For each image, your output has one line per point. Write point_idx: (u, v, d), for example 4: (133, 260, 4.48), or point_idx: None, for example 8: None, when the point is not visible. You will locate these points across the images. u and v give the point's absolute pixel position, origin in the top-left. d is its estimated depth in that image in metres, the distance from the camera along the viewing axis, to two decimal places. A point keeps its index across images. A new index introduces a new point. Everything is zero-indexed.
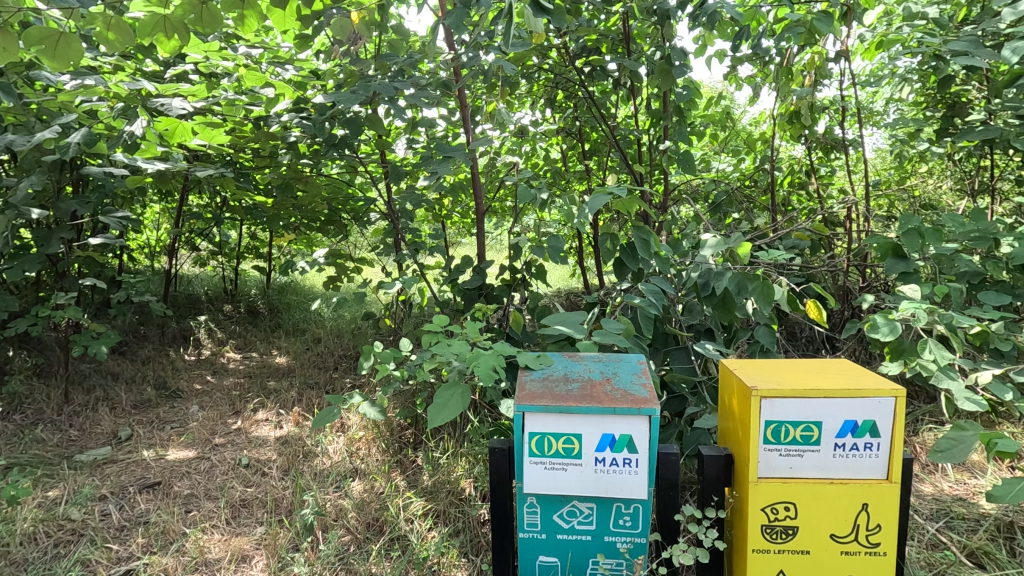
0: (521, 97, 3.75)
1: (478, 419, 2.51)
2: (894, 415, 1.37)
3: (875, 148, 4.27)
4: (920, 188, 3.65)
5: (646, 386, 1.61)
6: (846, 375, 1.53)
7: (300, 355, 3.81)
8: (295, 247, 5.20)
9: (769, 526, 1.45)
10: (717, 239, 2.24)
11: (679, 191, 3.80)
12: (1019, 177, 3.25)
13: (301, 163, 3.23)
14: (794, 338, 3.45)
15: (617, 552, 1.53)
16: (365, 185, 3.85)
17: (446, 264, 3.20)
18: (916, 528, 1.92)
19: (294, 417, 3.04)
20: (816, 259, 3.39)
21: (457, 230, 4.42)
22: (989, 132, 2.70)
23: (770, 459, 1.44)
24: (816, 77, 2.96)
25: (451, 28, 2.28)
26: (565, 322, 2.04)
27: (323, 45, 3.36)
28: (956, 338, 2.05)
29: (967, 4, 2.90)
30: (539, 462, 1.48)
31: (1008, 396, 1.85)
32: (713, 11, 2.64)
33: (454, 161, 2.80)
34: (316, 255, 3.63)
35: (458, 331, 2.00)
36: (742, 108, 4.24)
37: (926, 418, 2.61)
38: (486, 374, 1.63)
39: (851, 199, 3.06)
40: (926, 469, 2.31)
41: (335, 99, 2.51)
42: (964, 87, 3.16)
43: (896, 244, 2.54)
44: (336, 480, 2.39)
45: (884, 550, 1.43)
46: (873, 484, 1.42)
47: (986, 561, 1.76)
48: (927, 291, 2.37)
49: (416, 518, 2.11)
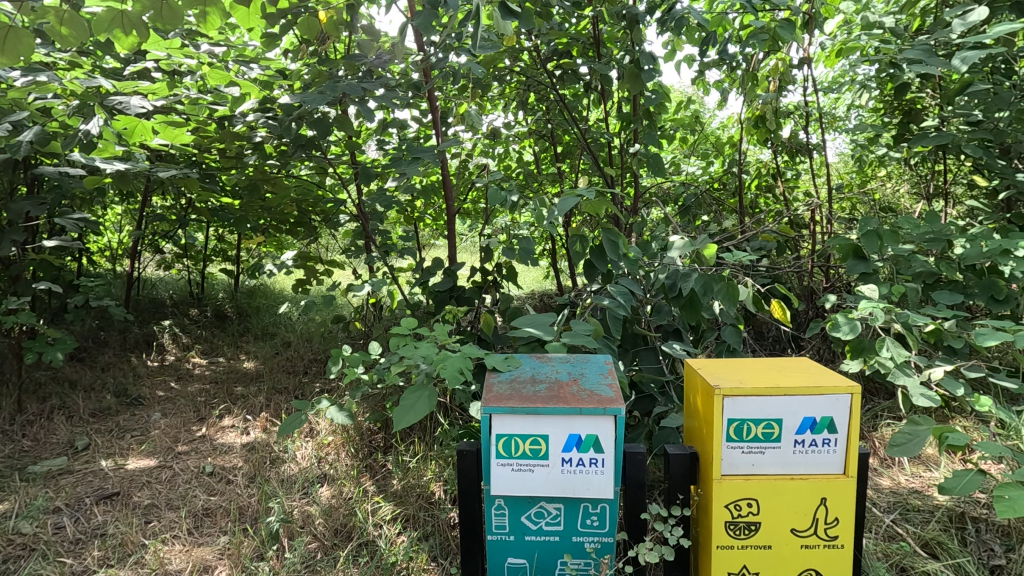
0: (493, 99, 3.76)
1: (449, 422, 2.49)
2: (850, 411, 1.42)
3: (838, 152, 4.38)
4: (879, 192, 3.78)
5: (612, 386, 1.63)
6: (805, 373, 1.58)
7: (270, 359, 3.73)
8: (265, 249, 5.12)
9: (733, 522, 1.48)
10: (684, 240, 2.27)
11: (649, 193, 3.85)
12: (970, 181, 3.37)
13: (268, 163, 3.18)
14: (762, 338, 3.51)
15: (584, 552, 1.54)
16: (336, 187, 3.79)
17: (417, 265, 3.17)
18: (874, 520, 1.97)
19: (261, 423, 2.97)
20: (783, 260, 3.46)
21: (431, 232, 4.40)
22: (942, 138, 2.79)
23: (733, 457, 1.47)
24: (780, 82, 3.04)
25: (420, 30, 2.23)
26: (534, 324, 2.05)
27: (292, 45, 3.31)
28: (912, 337, 2.12)
29: (922, 14, 3.02)
30: (506, 464, 1.48)
31: (959, 392, 1.95)
32: (681, 17, 2.69)
33: (423, 162, 2.77)
34: (285, 257, 3.57)
35: (427, 334, 1.99)
36: (711, 112, 4.33)
37: (885, 414, 2.69)
38: (452, 375, 1.63)
39: (815, 202, 3.14)
40: (885, 463, 2.38)
41: (303, 99, 2.46)
42: (919, 93, 3.28)
43: (856, 245, 2.62)
44: (303, 486, 2.35)
45: (842, 543, 1.48)
46: (831, 479, 1.45)
47: (939, 551, 1.82)
48: (885, 291, 2.46)
49: (385, 523, 2.08)
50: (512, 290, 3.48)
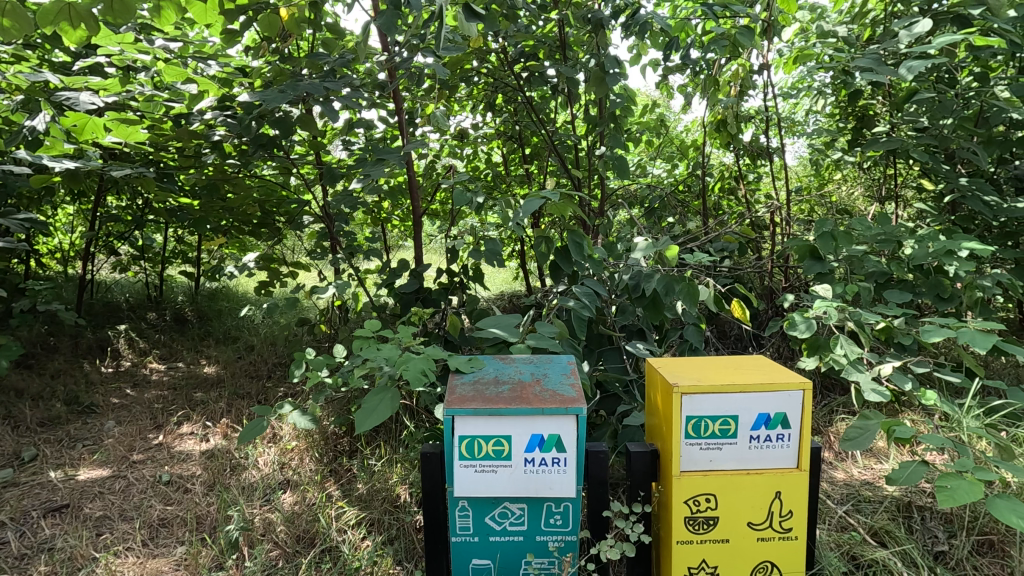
0: (461, 100, 3.76)
1: (415, 425, 2.47)
2: (802, 406, 1.47)
3: (797, 156, 4.50)
4: (836, 195, 3.91)
5: (574, 386, 1.64)
6: (760, 371, 1.62)
7: (231, 363, 3.64)
8: (227, 251, 4.99)
9: (692, 517, 1.51)
10: (647, 241, 2.32)
11: (616, 196, 3.91)
12: (919, 185, 3.53)
13: (228, 163, 3.12)
14: (725, 336, 3.59)
15: (547, 551, 1.55)
16: (301, 188, 3.72)
17: (384, 266, 3.13)
18: (827, 512, 2.04)
19: (222, 430, 2.89)
20: (745, 260, 3.55)
21: (398, 233, 4.36)
22: (892, 143, 2.90)
23: (691, 453, 1.50)
24: (741, 87, 3.11)
25: (383, 29, 2.21)
26: (499, 325, 2.06)
27: (253, 43, 3.24)
28: (864, 334, 2.20)
29: (872, 24, 3.13)
30: (469, 466, 1.48)
31: (908, 386, 2.04)
32: (645, 22, 2.74)
33: (388, 164, 2.74)
34: (247, 259, 3.50)
35: (391, 337, 1.97)
36: (676, 116, 4.40)
37: (840, 410, 2.79)
38: (415, 377, 1.62)
39: (774, 204, 3.24)
40: (839, 457, 2.46)
41: (262, 98, 2.40)
42: (871, 100, 3.41)
43: (812, 246, 2.72)
44: (264, 493, 2.30)
45: (795, 535, 1.53)
46: (785, 472, 1.50)
47: (887, 540, 1.89)
48: (840, 290, 2.55)
49: (349, 529, 2.05)
50: (480, 291, 3.47)
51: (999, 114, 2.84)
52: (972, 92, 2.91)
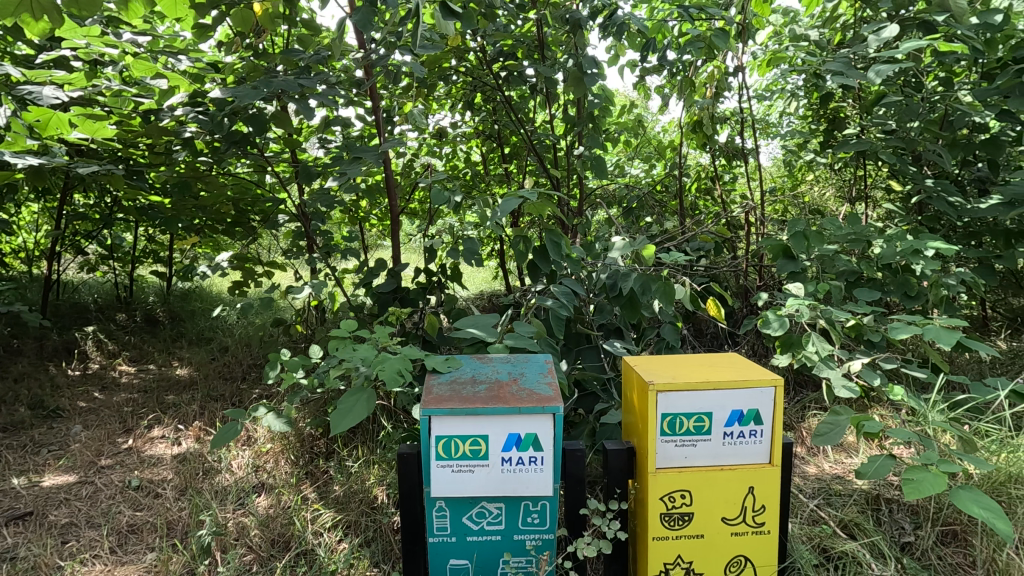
0: (440, 99, 3.74)
1: (392, 425, 2.45)
2: (773, 403, 1.50)
3: (771, 157, 4.57)
4: (808, 195, 3.99)
5: (551, 385, 1.65)
6: (734, 368, 1.65)
7: (204, 365, 3.57)
8: (200, 251, 4.89)
9: (667, 514, 1.53)
10: (624, 241, 2.33)
11: (595, 195, 3.93)
12: (888, 186, 3.62)
13: (200, 160, 3.06)
14: (701, 334, 3.62)
15: (525, 550, 1.55)
16: (276, 186, 3.67)
17: (361, 266, 3.10)
18: (799, 506, 2.08)
19: (194, 433, 2.83)
20: (720, 260, 3.60)
21: (377, 232, 4.32)
22: (862, 145, 2.97)
23: (667, 450, 1.52)
24: (717, 89, 3.15)
25: (358, 26, 2.19)
26: (477, 325, 2.06)
27: (226, 38, 3.17)
28: (835, 332, 2.25)
29: (843, 28, 3.20)
30: (446, 466, 1.48)
31: (877, 382, 2.09)
32: (622, 23, 2.76)
33: (365, 162, 2.71)
34: (220, 259, 3.43)
35: (367, 337, 1.95)
36: (654, 117, 4.45)
37: (812, 405, 2.84)
38: (391, 377, 1.61)
39: (750, 204, 3.29)
40: (811, 452, 2.52)
41: (234, 94, 2.35)
42: (842, 103, 3.48)
43: (786, 245, 2.77)
44: (238, 497, 2.25)
45: (768, 529, 1.56)
46: (758, 468, 1.53)
47: (857, 531, 1.94)
48: (812, 289, 2.61)
49: (325, 531, 2.03)
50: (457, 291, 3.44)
51: (963, 117, 2.93)
52: (937, 96, 3.00)
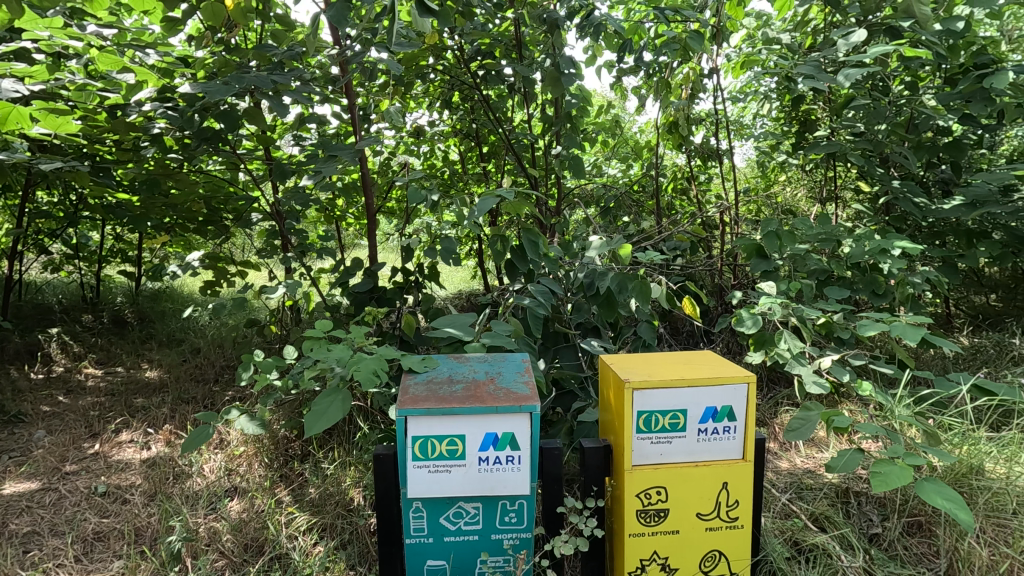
0: (417, 97, 3.72)
1: (369, 426, 2.43)
2: (746, 399, 1.52)
3: (745, 158, 4.63)
4: (781, 195, 4.07)
5: (528, 384, 1.65)
6: (708, 366, 1.67)
7: (175, 367, 3.48)
8: (170, 250, 4.77)
9: (643, 510, 1.54)
10: (601, 240, 2.35)
11: (573, 195, 3.95)
12: (857, 187, 3.71)
13: (169, 157, 2.98)
14: (677, 333, 3.67)
15: (502, 549, 1.55)
16: (249, 184, 3.60)
17: (336, 265, 3.06)
18: (772, 500, 2.12)
19: (164, 437, 2.76)
20: (696, 259, 3.65)
21: (353, 231, 4.27)
22: (832, 146, 3.04)
23: (642, 448, 1.53)
24: (692, 90, 3.19)
25: (333, 22, 2.15)
26: (454, 324, 2.05)
27: (196, 32, 3.10)
28: (806, 329, 2.30)
29: (813, 32, 3.27)
30: (422, 466, 1.47)
31: (846, 378, 2.14)
32: (599, 24, 2.77)
33: (340, 160, 2.67)
34: (191, 258, 3.35)
35: (343, 337, 1.93)
36: (631, 117, 4.48)
37: (784, 402, 2.90)
38: (367, 377, 1.59)
39: (724, 204, 3.34)
40: (783, 447, 2.57)
41: (205, 90, 2.29)
42: (813, 106, 3.54)
43: (759, 245, 2.82)
44: (210, 501, 2.21)
45: (741, 524, 1.58)
46: (732, 464, 1.55)
47: (826, 525, 1.98)
48: (784, 288, 2.66)
49: (300, 535, 2.00)
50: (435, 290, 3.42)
51: (928, 121, 3.02)
52: (903, 100, 3.08)
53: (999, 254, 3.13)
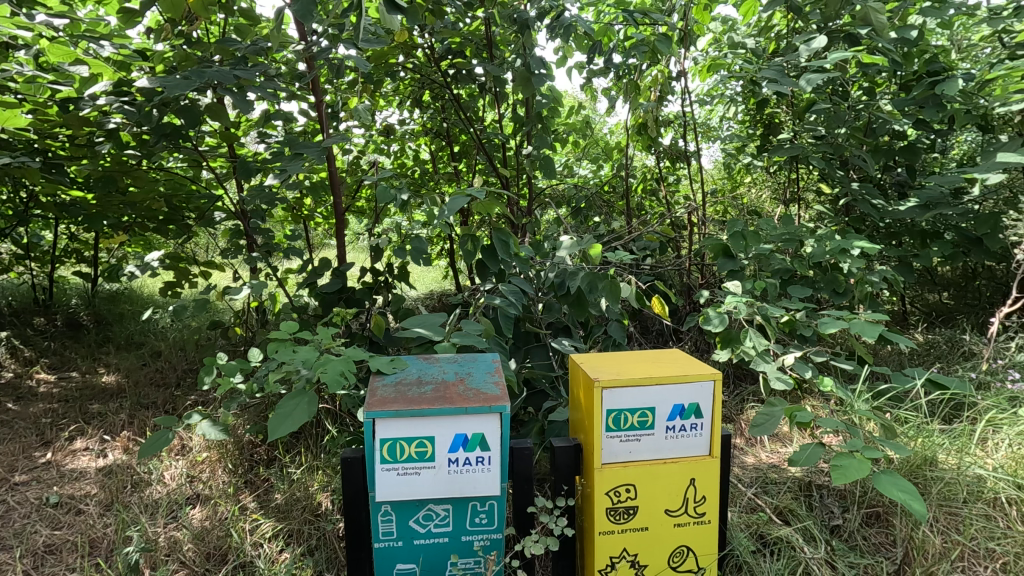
0: (387, 95, 3.68)
1: (337, 429, 2.39)
2: (712, 396, 1.55)
3: (712, 160, 4.72)
4: (746, 197, 4.17)
5: (499, 384, 1.64)
6: (676, 364, 1.69)
7: (134, 371, 3.36)
8: (129, 250, 4.60)
9: (613, 508, 1.56)
10: (571, 240, 2.36)
11: (544, 195, 3.96)
12: (818, 189, 3.82)
13: (126, 153, 2.87)
14: (647, 332, 3.72)
15: (472, 551, 1.54)
16: (213, 182, 3.50)
17: (304, 266, 3.00)
18: (738, 495, 2.17)
19: (122, 444, 2.66)
20: (665, 259, 3.70)
21: (321, 231, 4.19)
22: (795, 149, 3.12)
23: (612, 446, 1.55)
24: (660, 92, 3.24)
25: (298, 17, 2.10)
26: (424, 325, 2.03)
27: (155, 25, 2.99)
28: (770, 327, 2.35)
29: (776, 38, 3.35)
30: (391, 469, 1.45)
31: (808, 374, 2.20)
32: (569, 25, 2.78)
33: (307, 158, 2.61)
34: (150, 258, 3.24)
35: (309, 339, 1.89)
36: (601, 118, 4.52)
37: (750, 398, 2.97)
38: (333, 379, 1.56)
39: (693, 205, 3.39)
40: (749, 442, 2.62)
41: (162, 84, 2.20)
42: (776, 109, 3.62)
43: (725, 245, 2.88)
44: (170, 510, 2.13)
45: (708, 519, 1.61)
46: (699, 460, 1.58)
47: (790, 518, 2.04)
48: (749, 287, 2.72)
49: (265, 542, 1.95)
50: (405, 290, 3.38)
51: (884, 125, 3.13)
52: (862, 105, 3.19)
53: (951, 254, 3.26)
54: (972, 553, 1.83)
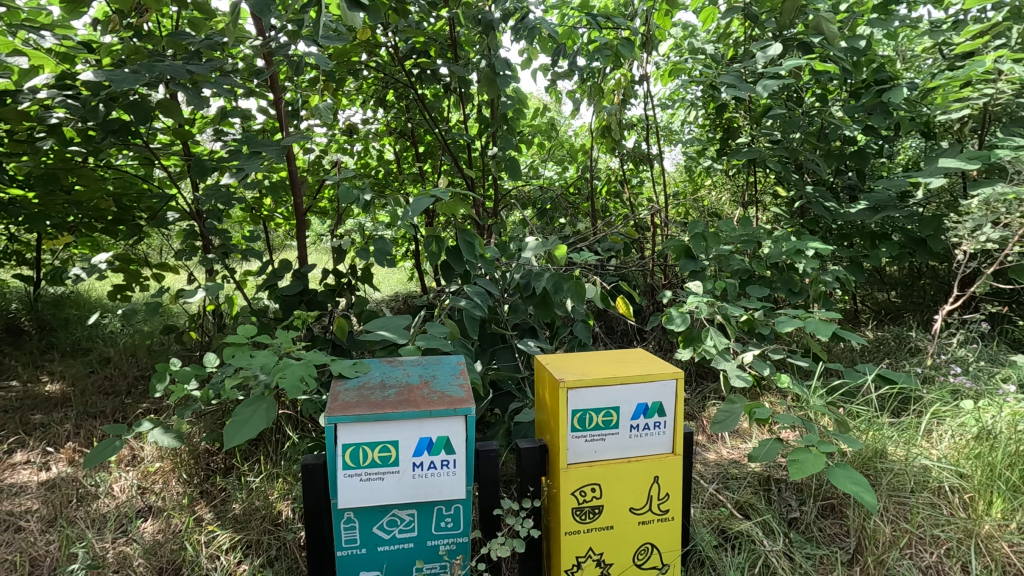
0: (349, 94, 3.61)
1: (299, 435, 2.33)
2: (675, 394, 1.57)
3: (674, 163, 4.81)
4: (707, 199, 4.27)
5: (464, 386, 1.63)
6: (639, 363, 1.71)
7: (81, 379, 3.20)
8: (75, 251, 4.38)
9: (579, 508, 1.56)
10: (537, 241, 2.37)
11: (510, 196, 3.97)
12: (775, 192, 3.94)
13: (69, 150, 2.73)
14: (612, 332, 3.76)
15: (438, 555, 1.52)
16: (166, 181, 3.36)
17: (263, 268, 2.91)
18: (701, 491, 2.21)
19: (66, 456, 2.52)
20: (630, 259, 3.75)
21: (282, 232, 4.08)
22: (753, 153, 3.21)
23: (577, 446, 1.55)
24: (624, 96, 3.28)
25: (254, 12, 2.03)
26: (388, 327, 1.99)
27: (102, 16, 2.86)
28: (730, 326, 2.41)
29: (735, 44, 3.45)
30: (353, 475, 1.41)
31: (766, 372, 2.26)
32: (534, 26, 2.78)
33: (265, 157, 2.53)
34: (97, 260, 3.09)
35: (268, 343, 1.83)
36: (567, 121, 4.55)
37: (712, 396, 3.03)
38: (293, 384, 1.52)
39: (656, 207, 3.45)
40: (711, 439, 2.68)
41: (108, 78, 2.10)
42: (735, 114, 3.72)
43: (686, 246, 2.93)
44: (120, 524, 2.04)
45: (672, 516, 1.63)
46: (662, 458, 1.60)
47: (750, 512, 2.09)
48: (710, 287, 2.78)
49: (221, 554, 1.88)
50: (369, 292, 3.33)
51: (836, 131, 3.25)
52: (815, 111, 3.30)
53: (899, 254, 3.42)
54: (919, 540, 1.92)
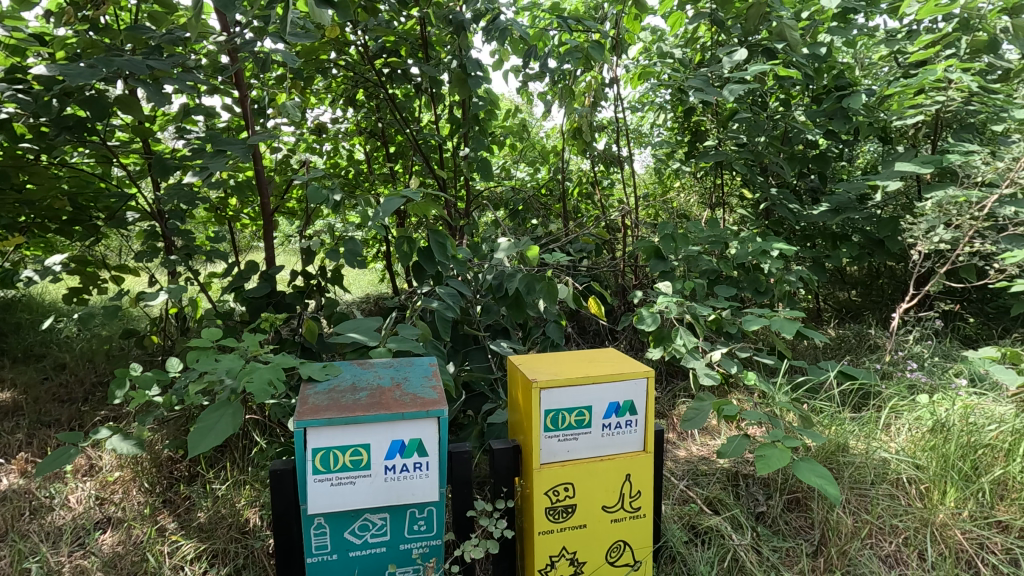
0: (318, 93, 3.55)
1: (266, 441, 2.28)
2: (646, 393, 1.59)
3: (644, 165, 4.88)
4: (676, 201, 4.34)
5: (436, 388, 1.62)
6: (611, 363, 1.73)
7: (34, 386, 3.05)
8: (27, 253, 4.18)
9: (552, 507, 1.57)
10: (509, 242, 2.37)
11: (482, 197, 3.96)
12: (741, 194, 4.04)
13: (21, 146, 2.61)
14: (584, 332, 3.79)
15: (410, 559, 1.50)
16: (125, 179, 3.24)
17: (228, 269, 2.84)
18: (671, 488, 2.24)
19: (18, 467, 2.41)
20: (601, 260, 3.78)
21: (248, 233, 3.98)
22: (720, 155, 3.28)
23: (550, 445, 1.56)
24: (594, 98, 3.32)
25: (219, 7, 1.97)
26: (358, 329, 1.96)
27: (55, 7, 2.74)
28: (698, 325, 2.46)
29: (702, 49, 3.51)
30: (324, 479, 1.39)
31: (734, 369, 2.31)
32: (504, 28, 2.78)
33: (230, 156, 2.47)
34: (52, 261, 2.96)
35: (234, 346, 1.78)
36: (538, 122, 4.57)
37: (681, 394, 3.08)
38: (260, 388, 1.48)
39: (626, 209, 3.49)
40: (681, 436, 2.72)
41: (62, 72, 2.01)
42: (702, 118, 3.79)
43: (657, 246, 2.97)
44: (77, 537, 1.96)
45: (643, 512, 1.65)
46: (634, 456, 1.62)
47: (719, 507, 2.13)
48: (679, 287, 2.83)
49: (186, 565, 1.82)
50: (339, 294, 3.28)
51: (799, 135, 3.35)
52: (779, 115, 3.39)
53: (858, 254, 3.54)
54: (879, 530, 1.99)
